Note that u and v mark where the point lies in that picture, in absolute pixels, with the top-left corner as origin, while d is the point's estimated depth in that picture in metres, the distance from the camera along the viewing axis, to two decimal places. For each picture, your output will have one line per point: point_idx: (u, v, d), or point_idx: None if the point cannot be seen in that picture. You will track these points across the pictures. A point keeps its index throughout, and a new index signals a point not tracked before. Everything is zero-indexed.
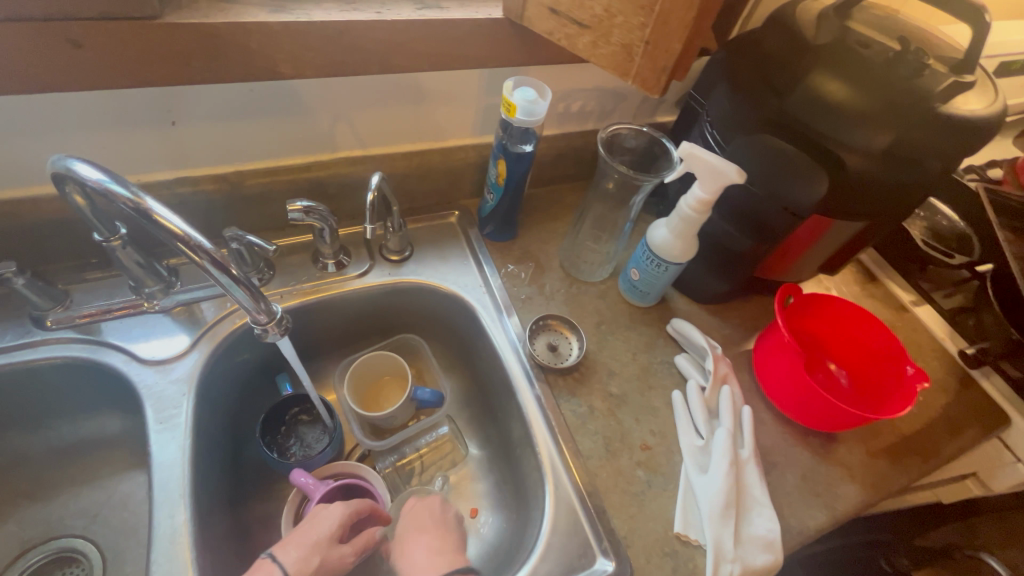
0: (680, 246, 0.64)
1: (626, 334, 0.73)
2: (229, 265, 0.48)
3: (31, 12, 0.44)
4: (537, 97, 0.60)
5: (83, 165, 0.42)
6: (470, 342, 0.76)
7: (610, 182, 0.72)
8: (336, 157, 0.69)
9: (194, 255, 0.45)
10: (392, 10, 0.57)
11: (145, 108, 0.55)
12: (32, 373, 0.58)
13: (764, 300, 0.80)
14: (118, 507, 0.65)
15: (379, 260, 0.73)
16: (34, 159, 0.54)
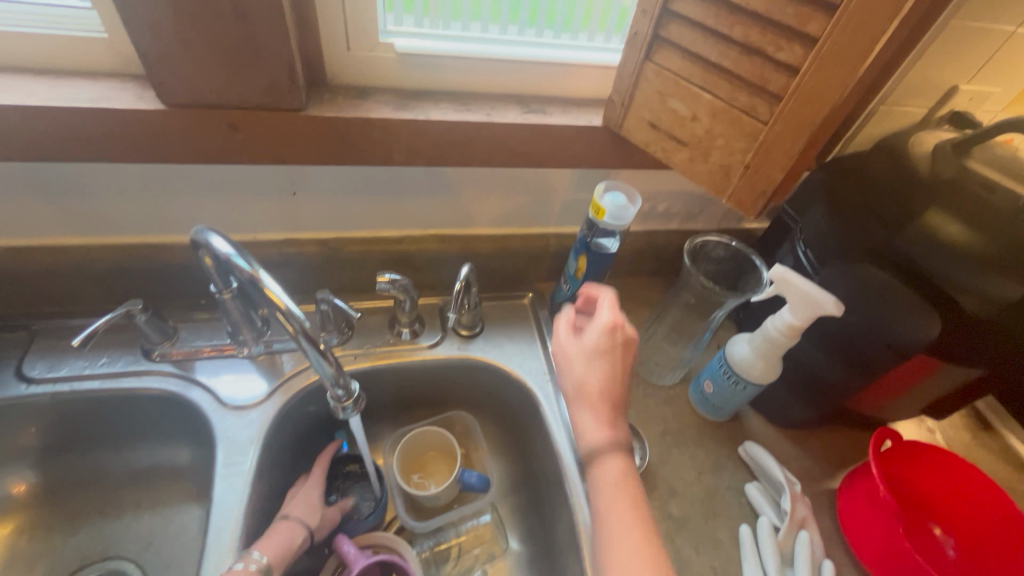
0: (761, 367, 0.60)
1: (692, 449, 0.68)
2: (318, 341, 0.52)
3: (206, 102, 0.52)
4: (626, 204, 0.62)
5: (217, 238, 0.47)
6: (526, 429, 0.74)
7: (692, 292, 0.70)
8: (426, 233, 0.73)
9: (289, 324, 0.49)
10: (500, 112, 0.62)
11: (275, 180, 0.62)
12: (131, 399, 0.64)
13: (852, 433, 0.72)
14: (171, 538, 0.67)
15: (450, 334, 0.75)
16: (177, 213, 0.63)
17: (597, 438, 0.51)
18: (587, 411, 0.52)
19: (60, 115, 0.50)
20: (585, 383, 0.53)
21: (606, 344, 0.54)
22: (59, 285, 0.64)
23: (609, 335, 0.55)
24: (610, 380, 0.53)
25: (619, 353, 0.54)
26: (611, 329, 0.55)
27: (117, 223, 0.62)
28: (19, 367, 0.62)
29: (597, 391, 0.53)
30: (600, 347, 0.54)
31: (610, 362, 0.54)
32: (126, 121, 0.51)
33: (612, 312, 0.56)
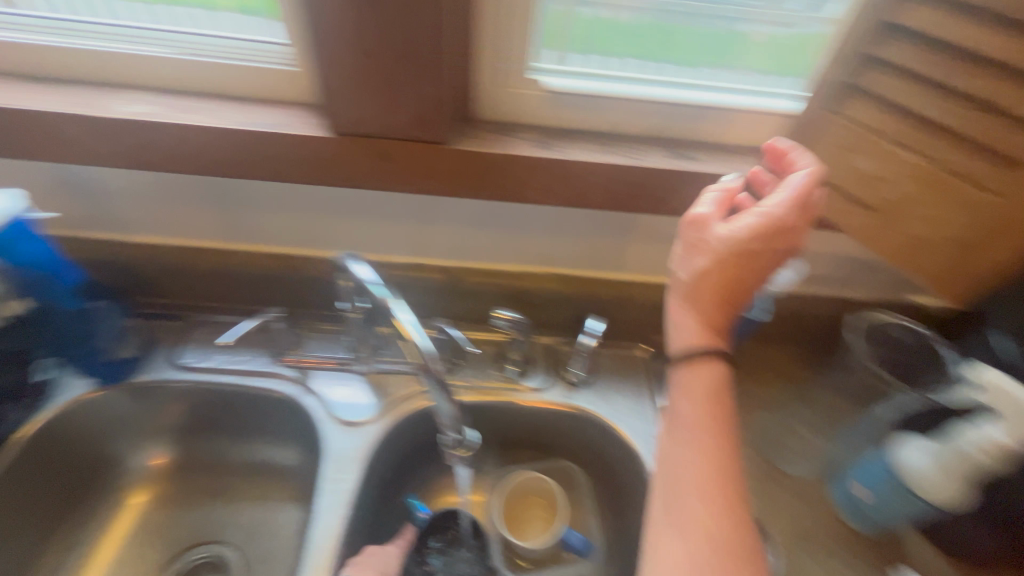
0: (943, 487, 0.49)
1: (833, 565, 0.56)
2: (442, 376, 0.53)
3: (363, 130, 0.55)
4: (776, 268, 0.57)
5: (361, 266, 0.51)
6: (628, 498, 0.67)
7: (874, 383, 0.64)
8: (546, 271, 0.71)
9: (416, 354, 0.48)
10: (643, 155, 0.58)
11: (411, 207, 0.64)
12: (258, 397, 0.68)
13: None
14: (270, 536, 0.70)
15: (556, 378, 0.72)
16: (322, 230, 0.67)
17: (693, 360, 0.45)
18: (688, 331, 0.47)
19: (244, 136, 0.55)
20: (703, 269, 0.45)
21: (760, 240, 0.43)
22: (217, 283, 0.71)
23: (773, 226, 0.43)
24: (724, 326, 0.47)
25: (771, 268, 0.45)
26: (784, 246, 0.44)
27: (271, 234, 0.68)
28: (174, 353, 0.69)
29: (715, 315, 0.46)
30: (740, 240, 0.43)
31: (759, 278, 0.45)
32: (295, 144, 0.55)
33: (780, 202, 0.43)
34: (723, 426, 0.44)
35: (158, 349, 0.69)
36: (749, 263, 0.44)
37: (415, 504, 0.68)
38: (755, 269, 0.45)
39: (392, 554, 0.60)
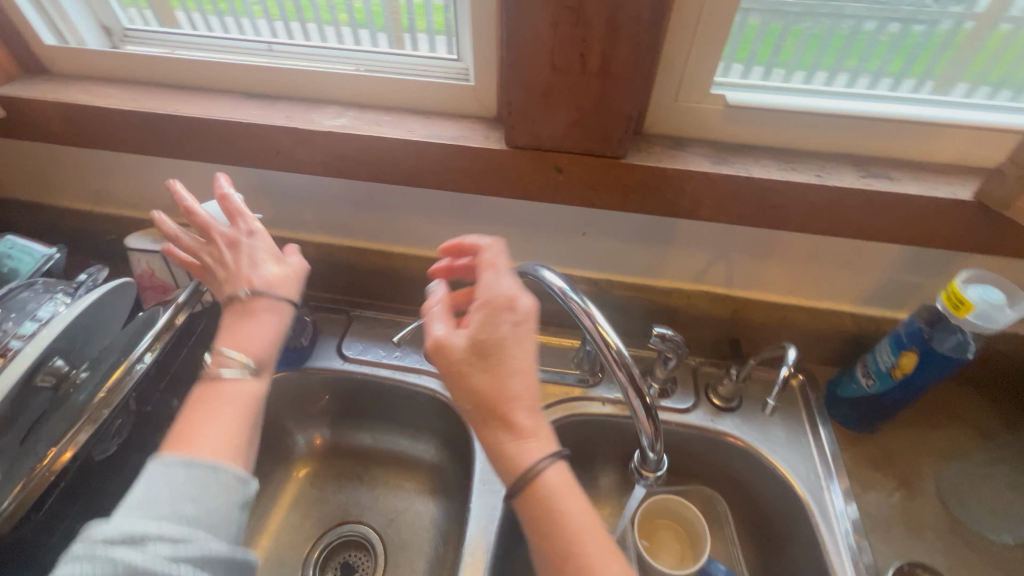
0: None
1: None
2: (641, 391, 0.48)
3: (542, 146, 0.56)
4: (1003, 303, 0.48)
5: (551, 273, 0.50)
6: (784, 536, 0.63)
7: None
8: (699, 289, 0.68)
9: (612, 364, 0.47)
10: (833, 173, 0.55)
11: (571, 219, 0.65)
12: (410, 392, 0.72)
13: None
14: (410, 524, 0.74)
15: (701, 400, 0.69)
16: (480, 237, 0.70)
17: (506, 451, 0.41)
18: (500, 426, 0.41)
19: (430, 149, 0.59)
20: (466, 382, 0.41)
21: (501, 330, 0.42)
22: (377, 282, 0.76)
23: (520, 312, 0.43)
24: (524, 401, 0.41)
25: (528, 342, 0.43)
26: (508, 308, 0.43)
27: (431, 239, 0.72)
28: (339, 344, 0.75)
29: (509, 403, 0.41)
30: (491, 331, 0.42)
31: (525, 355, 0.42)
32: (476, 157, 0.58)
33: (497, 291, 0.43)
34: (581, 545, 0.39)
35: (324, 339, 0.76)
36: (484, 357, 0.41)
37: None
38: (477, 360, 0.41)
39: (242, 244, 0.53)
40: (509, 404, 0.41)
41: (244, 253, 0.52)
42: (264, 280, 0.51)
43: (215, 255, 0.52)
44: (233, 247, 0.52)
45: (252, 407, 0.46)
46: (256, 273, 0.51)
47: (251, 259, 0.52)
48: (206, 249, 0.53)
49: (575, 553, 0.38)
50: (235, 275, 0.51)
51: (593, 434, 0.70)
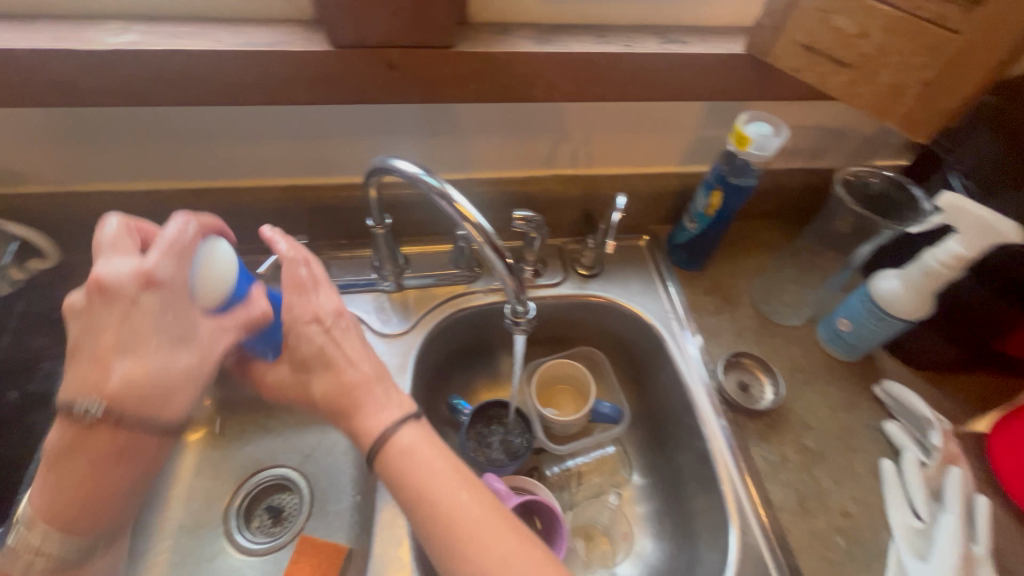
0: (912, 303, 0.59)
1: (824, 388, 0.67)
2: (505, 254, 0.53)
3: (367, 42, 0.55)
4: (772, 134, 0.60)
5: (403, 161, 0.51)
6: (648, 367, 0.76)
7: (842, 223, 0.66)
8: (550, 172, 0.74)
9: (477, 238, 0.51)
10: (638, 43, 0.61)
11: (418, 119, 0.65)
12: None
13: (996, 379, 0.69)
14: (328, 453, 0.76)
15: (569, 273, 0.77)
16: (330, 155, 0.67)
17: (362, 423, 0.51)
18: (357, 408, 0.52)
19: (247, 60, 0.54)
20: (310, 388, 0.52)
21: (316, 345, 0.52)
22: (229, 225, 0.71)
23: (331, 318, 0.54)
24: (360, 380, 0.52)
25: (351, 338, 0.54)
26: (334, 317, 0.54)
27: (278, 166, 0.68)
28: None
29: (343, 379, 0.52)
30: (306, 340, 0.52)
31: (353, 349, 0.53)
32: (301, 64, 0.55)
33: (300, 311, 0.52)
34: (437, 491, 0.48)
35: None
36: (320, 365, 0.52)
37: (460, 403, 0.74)
38: (310, 371, 0.53)
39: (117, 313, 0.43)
40: (352, 384, 0.52)
41: (116, 313, 0.43)
42: (124, 352, 0.43)
43: (92, 311, 0.43)
44: (153, 319, 0.44)
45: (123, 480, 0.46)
46: (116, 356, 0.43)
47: (174, 333, 0.45)
48: (85, 302, 0.43)
49: (431, 500, 0.48)
50: (87, 337, 0.43)
51: (481, 324, 0.75)
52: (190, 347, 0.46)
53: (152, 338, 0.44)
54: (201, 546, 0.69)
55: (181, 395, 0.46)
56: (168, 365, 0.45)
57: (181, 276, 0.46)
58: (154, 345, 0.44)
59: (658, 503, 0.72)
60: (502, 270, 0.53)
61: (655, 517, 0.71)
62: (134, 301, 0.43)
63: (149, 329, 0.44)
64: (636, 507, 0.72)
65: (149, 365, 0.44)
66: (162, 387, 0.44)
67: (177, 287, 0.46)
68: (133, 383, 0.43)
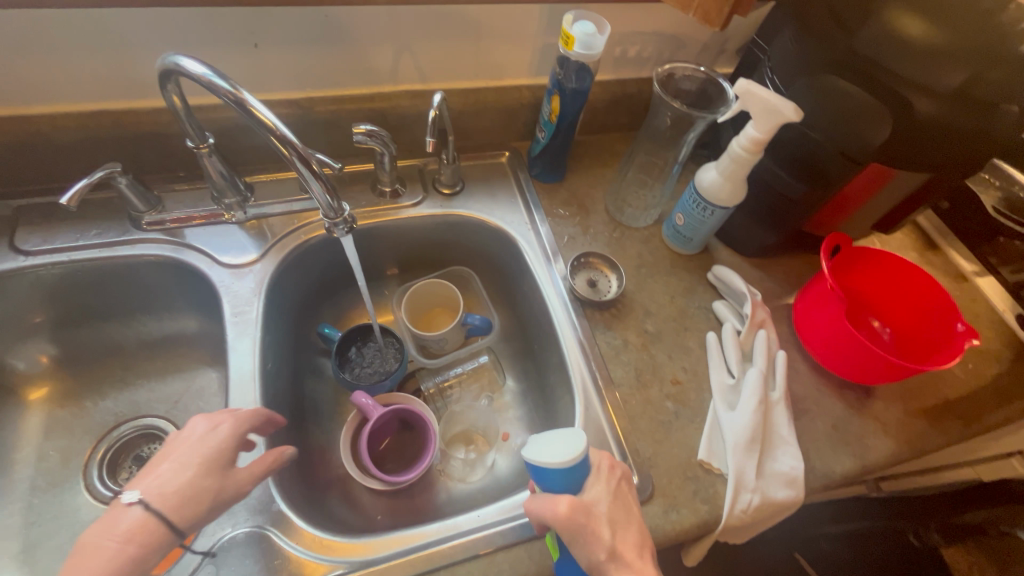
0: (728, 189, 0.65)
1: (665, 279, 0.74)
2: (311, 161, 0.51)
3: None
4: (595, 31, 0.61)
5: (189, 60, 0.46)
6: (513, 278, 0.79)
7: (665, 121, 0.71)
8: (398, 89, 0.72)
9: (282, 148, 0.49)
10: None
11: (232, 29, 0.60)
12: (128, 266, 0.66)
13: (808, 259, 0.79)
14: (196, 396, 0.74)
15: (431, 193, 0.77)
16: (137, 74, 0.61)
17: (607, 574, 0.45)
18: (591, 537, 0.45)
19: None
20: (598, 529, 0.46)
21: (610, 487, 0.49)
22: (31, 161, 0.63)
23: (606, 469, 0.50)
24: (608, 520, 0.47)
25: (613, 488, 0.49)
26: (610, 468, 0.51)
27: (75, 89, 0.60)
28: (12, 242, 0.63)
29: (595, 520, 0.46)
30: (596, 486, 0.49)
31: (607, 493, 0.48)
32: None
33: (605, 455, 0.51)
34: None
35: None
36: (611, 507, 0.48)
37: (328, 330, 0.74)
38: (604, 512, 0.47)
39: (198, 443, 0.49)
40: (593, 520, 0.46)
41: (186, 448, 0.49)
42: (161, 483, 0.46)
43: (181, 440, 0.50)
44: (205, 445, 0.49)
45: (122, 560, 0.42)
46: (155, 477, 0.46)
47: (218, 462, 0.49)
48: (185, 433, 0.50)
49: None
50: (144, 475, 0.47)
51: (338, 249, 0.75)
52: (225, 479, 0.48)
53: (204, 459, 0.48)
54: (58, 502, 0.65)
55: (191, 512, 0.46)
56: (189, 488, 0.46)
57: (251, 423, 0.53)
58: (202, 465, 0.48)
59: (529, 402, 0.77)
60: (310, 180, 0.52)
61: (528, 415, 0.76)
62: (209, 427, 0.51)
63: (204, 450, 0.49)
64: (511, 409, 0.77)
65: (177, 490, 0.46)
66: (180, 500, 0.45)
67: (246, 429, 0.52)
68: (161, 489, 0.45)
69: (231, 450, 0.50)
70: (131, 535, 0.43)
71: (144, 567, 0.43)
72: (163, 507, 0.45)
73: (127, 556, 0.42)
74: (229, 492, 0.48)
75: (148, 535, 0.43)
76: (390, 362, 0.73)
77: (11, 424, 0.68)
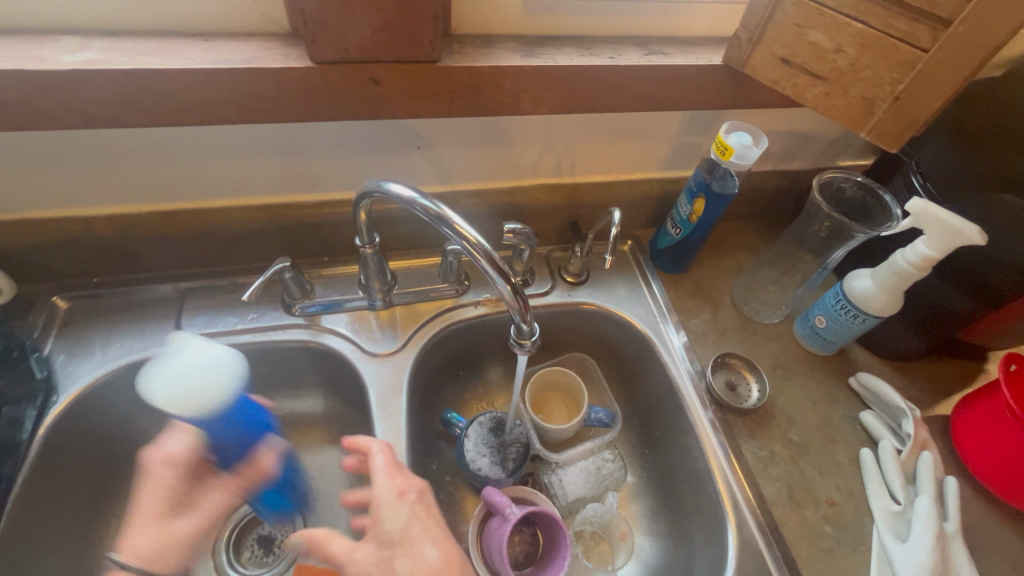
0: (884, 299, 0.63)
1: (804, 383, 0.71)
2: (504, 269, 0.52)
3: (350, 56, 0.52)
4: (751, 143, 0.62)
5: (397, 185, 0.50)
6: (635, 370, 0.78)
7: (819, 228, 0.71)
8: (535, 182, 0.74)
9: (475, 255, 0.50)
10: (622, 55, 0.62)
11: (402, 136, 0.64)
12: (279, 351, 0.69)
13: (952, 363, 0.75)
14: (319, 476, 0.74)
15: (557, 281, 0.78)
16: (307, 173, 0.65)
17: None
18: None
19: (216, 77, 0.50)
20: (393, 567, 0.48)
21: (405, 514, 0.51)
22: (201, 247, 0.67)
23: (389, 489, 0.52)
24: (409, 559, 0.48)
25: (405, 512, 0.51)
26: (403, 493, 0.52)
27: (253, 184, 0.64)
28: (178, 324, 0.67)
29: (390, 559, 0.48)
30: (395, 512, 0.51)
31: (397, 518, 0.51)
32: (278, 82, 0.52)
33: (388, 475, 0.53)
34: None
35: (156, 324, 0.67)
36: (407, 539, 0.50)
37: (454, 417, 0.74)
38: (397, 544, 0.49)
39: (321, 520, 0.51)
40: (390, 560, 0.48)
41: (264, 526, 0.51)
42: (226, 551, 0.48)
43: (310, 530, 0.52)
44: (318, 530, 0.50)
45: None
46: None
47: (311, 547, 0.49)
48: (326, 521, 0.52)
49: None
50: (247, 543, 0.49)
51: (471, 336, 0.76)
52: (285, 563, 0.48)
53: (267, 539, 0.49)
54: None
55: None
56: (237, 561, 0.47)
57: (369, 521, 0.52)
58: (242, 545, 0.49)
59: (653, 499, 0.72)
60: (502, 285, 0.52)
61: (651, 516, 0.71)
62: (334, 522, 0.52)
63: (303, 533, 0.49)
64: (632, 503, 0.73)
65: None
66: None
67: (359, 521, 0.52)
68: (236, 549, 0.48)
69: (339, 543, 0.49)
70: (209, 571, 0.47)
71: None
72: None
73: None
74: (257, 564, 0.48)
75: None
76: (519, 451, 0.71)
77: None
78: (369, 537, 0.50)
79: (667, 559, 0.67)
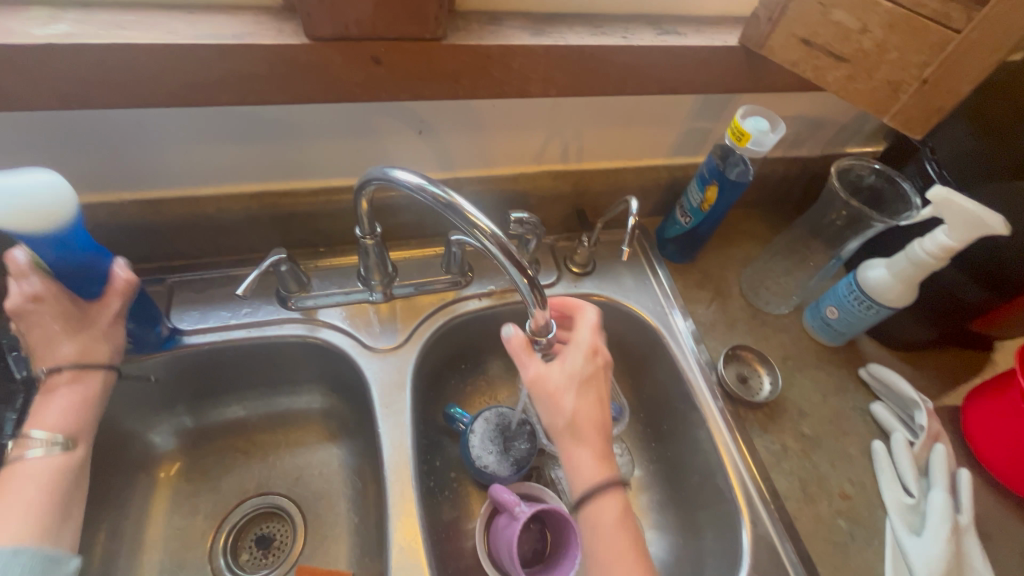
0: (899, 290, 0.62)
1: (815, 375, 0.70)
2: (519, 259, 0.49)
3: (349, 33, 0.48)
4: (769, 129, 0.59)
5: (402, 172, 0.47)
6: (643, 362, 0.76)
7: (835, 217, 0.70)
8: (540, 168, 0.71)
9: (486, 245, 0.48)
10: (635, 35, 0.58)
11: (403, 119, 0.60)
12: (275, 346, 0.65)
13: (961, 354, 0.74)
14: (319, 474, 0.71)
15: (563, 271, 0.76)
16: (302, 159, 0.61)
17: (580, 469, 0.52)
18: (558, 416, 0.52)
19: (203, 55, 0.46)
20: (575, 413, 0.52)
21: (583, 372, 0.54)
22: (190, 237, 0.64)
23: (588, 354, 0.54)
24: (579, 406, 0.52)
25: (597, 375, 0.54)
26: (583, 357, 0.54)
27: (244, 170, 0.60)
28: (166, 319, 0.63)
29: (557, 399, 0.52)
30: (575, 365, 0.54)
31: (569, 377, 0.53)
32: (271, 60, 0.48)
33: (586, 346, 0.55)
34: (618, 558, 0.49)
35: None
36: (584, 388, 0.53)
37: (457, 412, 0.71)
38: (582, 392, 0.53)
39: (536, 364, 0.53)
40: (558, 397, 0.53)
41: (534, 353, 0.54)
42: (537, 370, 0.53)
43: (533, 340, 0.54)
44: (541, 370, 0.53)
45: (541, 405, 0.53)
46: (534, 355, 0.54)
47: (569, 411, 0.52)
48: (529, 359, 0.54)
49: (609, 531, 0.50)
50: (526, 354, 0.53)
51: (475, 329, 0.73)
52: (553, 410, 0.52)
53: (560, 389, 0.52)
54: None
55: (550, 409, 0.52)
56: (546, 394, 0.53)
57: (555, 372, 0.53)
58: (570, 395, 0.52)
59: (661, 492, 0.70)
60: (518, 278, 0.49)
61: (659, 511, 0.69)
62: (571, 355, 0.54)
63: (572, 382, 0.53)
64: (641, 494, 0.71)
65: (546, 397, 0.53)
66: (553, 382, 0.52)
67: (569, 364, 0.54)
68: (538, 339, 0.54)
69: (557, 381, 0.53)
70: (552, 416, 0.52)
71: (553, 425, 0.52)
72: (99, 390, 0.53)
73: (64, 490, 0.49)
74: (562, 418, 0.52)
75: (543, 389, 0.53)
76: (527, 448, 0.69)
77: (141, 502, 0.66)
78: (533, 368, 0.53)
79: (677, 555, 0.65)
